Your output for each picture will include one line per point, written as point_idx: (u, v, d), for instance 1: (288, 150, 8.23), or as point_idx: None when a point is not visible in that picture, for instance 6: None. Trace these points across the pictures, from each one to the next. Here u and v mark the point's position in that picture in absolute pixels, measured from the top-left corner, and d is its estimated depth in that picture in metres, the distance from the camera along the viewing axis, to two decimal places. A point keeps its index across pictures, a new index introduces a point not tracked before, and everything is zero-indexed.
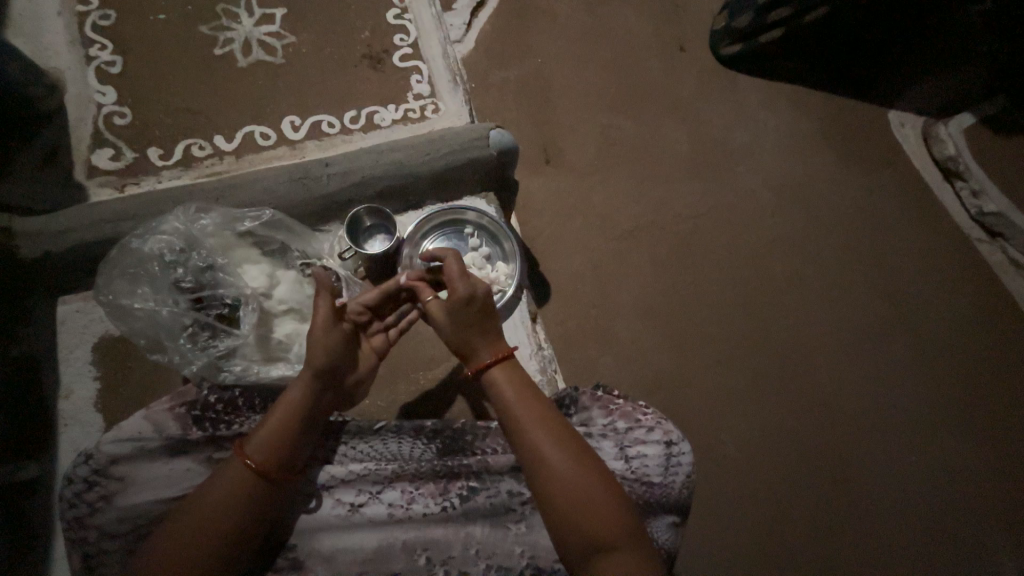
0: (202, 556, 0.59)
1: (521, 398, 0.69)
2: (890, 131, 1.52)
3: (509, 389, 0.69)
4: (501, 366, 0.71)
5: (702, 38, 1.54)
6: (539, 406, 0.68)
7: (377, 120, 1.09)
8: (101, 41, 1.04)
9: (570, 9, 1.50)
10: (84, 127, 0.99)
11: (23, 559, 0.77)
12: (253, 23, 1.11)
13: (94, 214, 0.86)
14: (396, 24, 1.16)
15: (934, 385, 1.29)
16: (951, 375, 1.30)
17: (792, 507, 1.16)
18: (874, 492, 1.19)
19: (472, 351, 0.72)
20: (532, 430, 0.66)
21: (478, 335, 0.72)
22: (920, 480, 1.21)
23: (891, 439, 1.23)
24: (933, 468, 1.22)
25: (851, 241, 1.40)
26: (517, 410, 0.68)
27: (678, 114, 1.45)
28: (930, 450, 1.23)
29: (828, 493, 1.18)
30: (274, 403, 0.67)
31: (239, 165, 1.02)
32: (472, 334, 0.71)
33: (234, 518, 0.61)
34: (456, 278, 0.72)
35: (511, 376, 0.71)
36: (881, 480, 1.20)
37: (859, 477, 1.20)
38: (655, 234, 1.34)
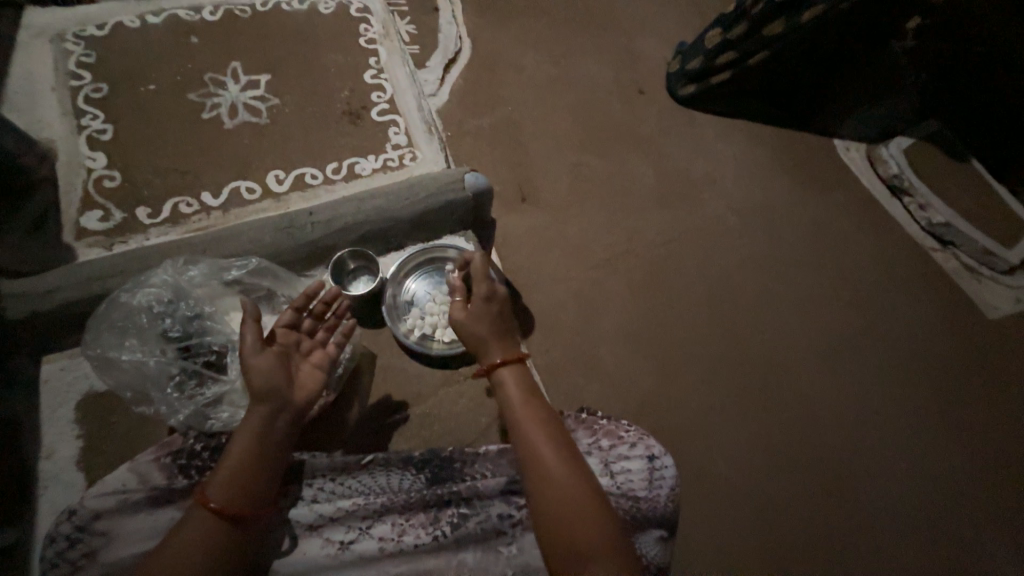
0: None
1: (526, 399, 0.74)
2: (835, 155, 1.66)
3: (516, 389, 0.74)
4: (509, 367, 0.76)
5: (655, 81, 1.68)
6: (542, 409, 0.73)
7: (358, 170, 1.16)
8: (94, 111, 1.11)
9: (534, 62, 1.64)
10: (74, 191, 1.03)
11: None
12: (239, 89, 1.19)
13: (83, 272, 0.89)
14: (373, 83, 1.26)
15: (907, 388, 1.34)
16: (923, 376, 1.36)
17: (787, 521, 1.16)
18: (867, 499, 1.21)
19: (485, 350, 0.77)
20: (534, 432, 0.71)
21: (494, 336, 0.77)
22: (907, 484, 1.23)
23: (876, 444, 1.27)
24: (918, 470, 1.24)
25: (812, 256, 1.49)
26: (521, 408, 0.73)
27: (640, 149, 1.57)
28: (912, 452, 1.26)
29: (820, 504, 1.19)
30: (233, 435, 0.66)
31: (226, 219, 1.06)
32: (489, 334, 0.77)
33: (203, 565, 0.59)
34: (481, 277, 0.80)
35: (519, 379, 0.75)
36: (869, 486, 1.22)
37: (851, 485, 1.22)
38: (629, 261, 1.41)
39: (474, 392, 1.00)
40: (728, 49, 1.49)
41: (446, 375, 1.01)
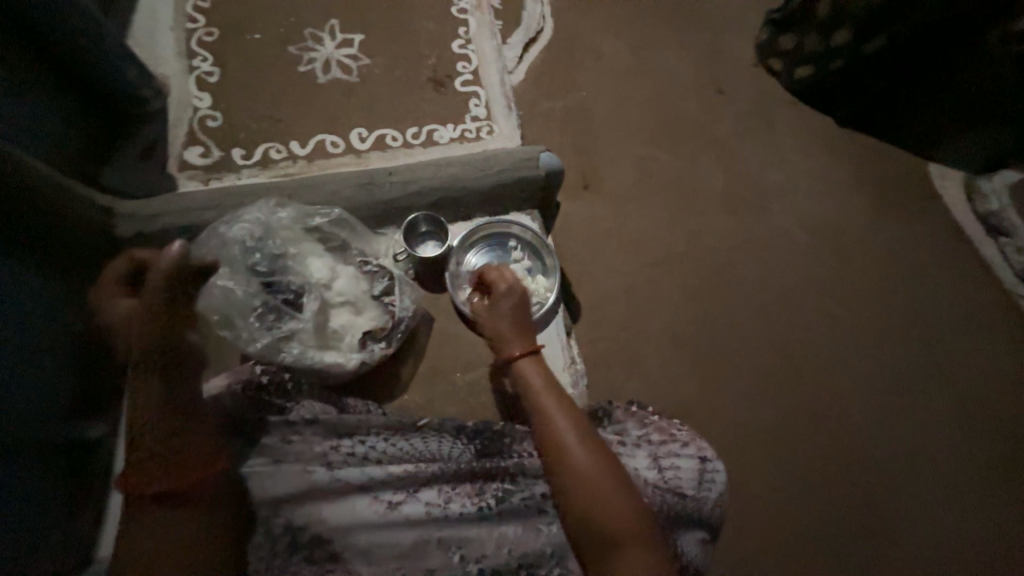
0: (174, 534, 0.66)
1: (545, 385, 0.78)
2: (928, 181, 1.53)
3: (535, 376, 0.80)
4: (527, 358, 0.82)
5: (743, 80, 1.60)
6: (561, 397, 0.77)
7: (436, 137, 1.19)
8: (204, 54, 1.18)
9: (617, 49, 1.59)
10: (181, 126, 1.11)
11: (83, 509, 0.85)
12: (335, 46, 1.24)
13: (184, 202, 0.96)
14: (459, 53, 1.28)
15: (972, 439, 1.25)
16: (992, 430, 1.26)
17: (816, 553, 1.13)
18: (907, 546, 1.15)
19: (505, 345, 0.84)
20: (552, 414, 0.74)
21: (511, 331, 0.85)
22: (955, 538, 1.16)
23: (927, 492, 1.19)
24: (969, 527, 1.17)
25: (888, 286, 1.39)
26: (541, 393, 0.78)
27: (714, 151, 1.51)
28: (966, 509, 1.18)
29: (855, 540, 1.14)
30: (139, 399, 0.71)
31: (310, 168, 1.12)
32: (506, 329, 0.85)
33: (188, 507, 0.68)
34: (496, 278, 0.91)
35: (539, 368, 0.81)
36: (914, 534, 1.16)
37: (892, 530, 1.16)
38: (687, 264, 1.38)
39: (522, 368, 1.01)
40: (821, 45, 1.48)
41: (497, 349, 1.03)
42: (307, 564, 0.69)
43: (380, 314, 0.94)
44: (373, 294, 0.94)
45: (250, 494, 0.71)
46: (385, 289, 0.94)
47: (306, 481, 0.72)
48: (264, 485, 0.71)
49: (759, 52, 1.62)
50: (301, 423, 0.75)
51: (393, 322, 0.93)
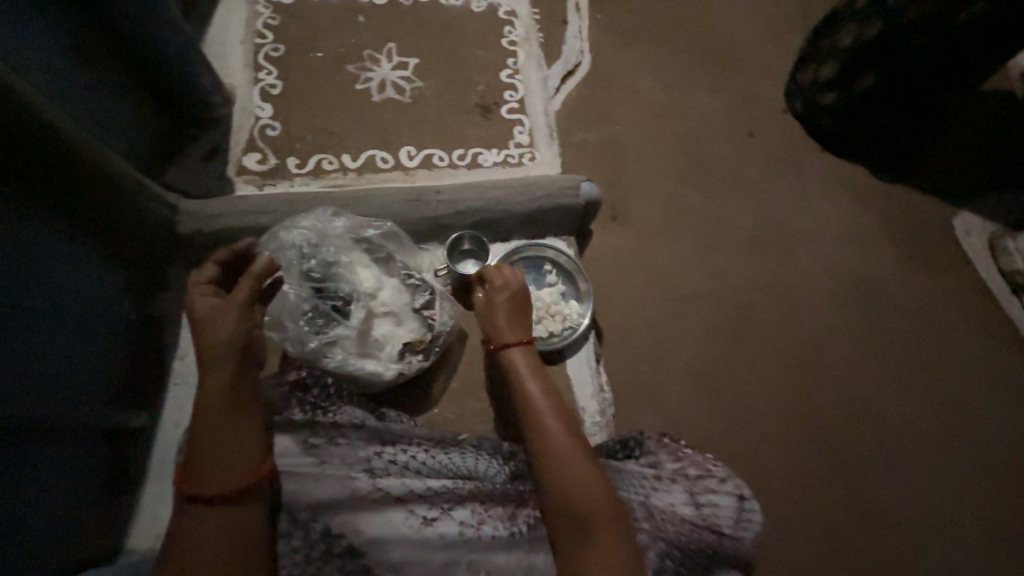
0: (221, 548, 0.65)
1: (533, 376, 0.83)
2: (954, 236, 1.55)
3: (525, 366, 0.84)
4: (520, 347, 0.86)
5: (776, 125, 1.64)
6: (547, 389, 0.82)
7: (481, 160, 1.23)
8: (269, 68, 1.25)
9: (654, 87, 1.65)
10: (242, 132, 1.17)
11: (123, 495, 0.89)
12: (390, 68, 1.30)
13: (243, 205, 1.02)
14: (507, 82, 1.33)
15: (988, 499, 1.25)
16: (1010, 492, 1.26)
17: None
18: None
19: (499, 334, 0.87)
20: (538, 404, 0.79)
21: (507, 321, 0.88)
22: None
23: (940, 549, 1.20)
24: None
25: (911, 338, 1.40)
26: (528, 383, 0.82)
27: (743, 192, 1.54)
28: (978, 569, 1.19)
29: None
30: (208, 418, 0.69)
31: (359, 181, 1.16)
32: (502, 318, 0.88)
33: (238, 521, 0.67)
34: (496, 272, 0.92)
35: (528, 358, 0.85)
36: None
37: None
38: (714, 300, 1.39)
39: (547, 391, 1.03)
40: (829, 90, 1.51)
41: None
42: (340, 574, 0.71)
43: (419, 327, 0.96)
44: (414, 307, 0.96)
45: (296, 496, 0.74)
46: (426, 303, 0.97)
47: (348, 486, 0.75)
48: (309, 486, 0.74)
49: (787, 96, 1.66)
50: (348, 427, 0.79)
51: (432, 337, 0.96)
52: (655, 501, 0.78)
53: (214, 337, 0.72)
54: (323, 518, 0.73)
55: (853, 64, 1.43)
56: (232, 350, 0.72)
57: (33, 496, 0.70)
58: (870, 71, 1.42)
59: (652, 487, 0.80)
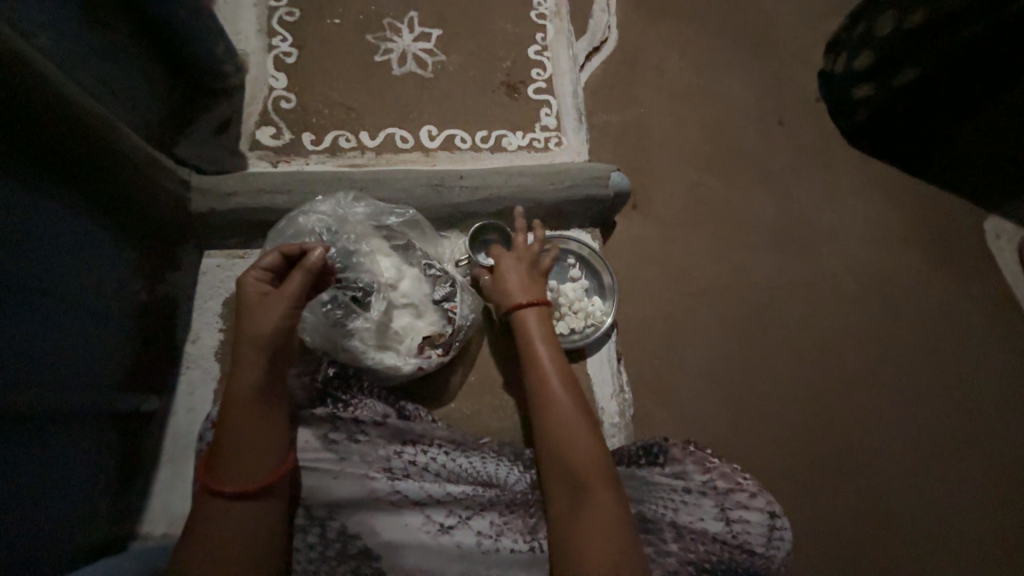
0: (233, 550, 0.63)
1: (544, 337, 0.82)
2: (989, 242, 1.49)
3: (537, 325, 0.83)
4: (533, 307, 0.84)
5: (812, 116, 1.55)
6: (555, 351, 0.81)
7: (505, 143, 1.17)
8: (284, 34, 1.17)
9: (686, 69, 1.55)
10: (256, 104, 1.11)
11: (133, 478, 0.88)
12: (412, 39, 1.22)
13: (257, 184, 0.97)
14: (535, 59, 1.26)
15: (1003, 512, 1.23)
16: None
17: None
18: None
19: (514, 293, 0.86)
20: (545, 366, 0.79)
21: (525, 284, 0.87)
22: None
23: (948, 560, 1.19)
24: None
25: (936, 346, 1.36)
26: (537, 343, 0.81)
27: (771, 187, 1.47)
28: None
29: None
30: (237, 418, 0.65)
31: (377, 162, 1.11)
32: (523, 279, 0.88)
33: (253, 525, 0.64)
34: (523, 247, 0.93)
35: (541, 319, 0.84)
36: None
37: None
38: (735, 299, 1.34)
39: None
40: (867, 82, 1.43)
41: None
42: None
43: (439, 320, 0.93)
44: (434, 299, 0.93)
45: (315, 491, 0.73)
46: (447, 295, 0.93)
47: (367, 487, 0.74)
48: (328, 484, 0.73)
49: (823, 82, 1.57)
50: (368, 423, 0.77)
51: (453, 330, 0.92)
52: (684, 517, 0.78)
53: (259, 330, 0.68)
54: (340, 518, 0.73)
55: (893, 56, 1.35)
56: (266, 347, 0.68)
57: (49, 480, 0.70)
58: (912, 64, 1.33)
59: (680, 500, 0.79)
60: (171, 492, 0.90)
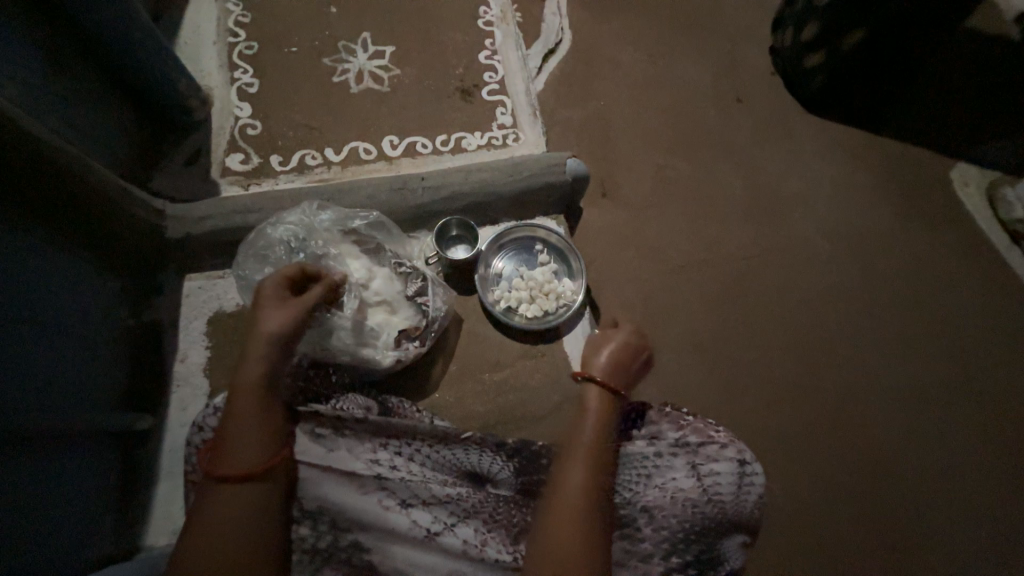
0: (225, 537, 0.65)
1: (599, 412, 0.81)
2: (949, 188, 1.53)
3: (598, 402, 0.82)
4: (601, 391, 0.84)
5: (761, 88, 1.61)
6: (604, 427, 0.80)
7: (464, 144, 1.22)
8: (245, 66, 1.24)
9: (636, 56, 1.60)
10: (223, 133, 1.17)
11: (132, 497, 0.91)
12: (367, 57, 1.28)
13: (229, 205, 1.02)
14: (486, 64, 1.32)
15: (990, 446, 1.26)
16: (1012, 439, 1.27)
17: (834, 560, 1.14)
18: (925, 556, 1.16)
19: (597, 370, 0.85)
20: (584, 436, 0.78)
21: (610, 367, 0.87)
22: (972, 547, 1.17)
23: (943, 498, 1.21)
24: (988, 537, 1.18)
25: (908, 294, 1.40)
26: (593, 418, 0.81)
27: (733, 160, 1.51)
28: (983, 515, 1.20)
29: (873, 548, 1.16)
30: (240, 402, 0.69)
31: (344, 174, 1.16)
32: (609, 367, 0.87)
33: (246, 515, 0.67)
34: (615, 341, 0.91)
35: (600, 399, 0.83)
36: (930, 543, 1.17)
37: (909, 537, 1.17)
38: (707, 270, 1.38)
39: (550, 369, 1.07)
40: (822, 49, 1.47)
41: (524, 349, 1.08)
42: (345, 565, 0.75)
43: (413, 313, 0.99)
44: (407, 294, 0.99)
45: (308, 484, 0.77)
46: (419, 290, 0.99)
47: (355, 481, 0.78)
48: (318, 479, 0.77)
49: (771, 56, 1.64)
50: (350, 420, 0.80)
51: (427, 322, 0.98)
52: (655, 477, 0.80)
53: (266, 329, 0.73)
54: (332, 510, 0.76)
55: (837, 20, 1.42)
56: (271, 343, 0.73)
57: (53, 497, 0.73)
58: (860, 27, 1.41)
59: (653, 466, 0.80)
60: (165, 512, 0.91)
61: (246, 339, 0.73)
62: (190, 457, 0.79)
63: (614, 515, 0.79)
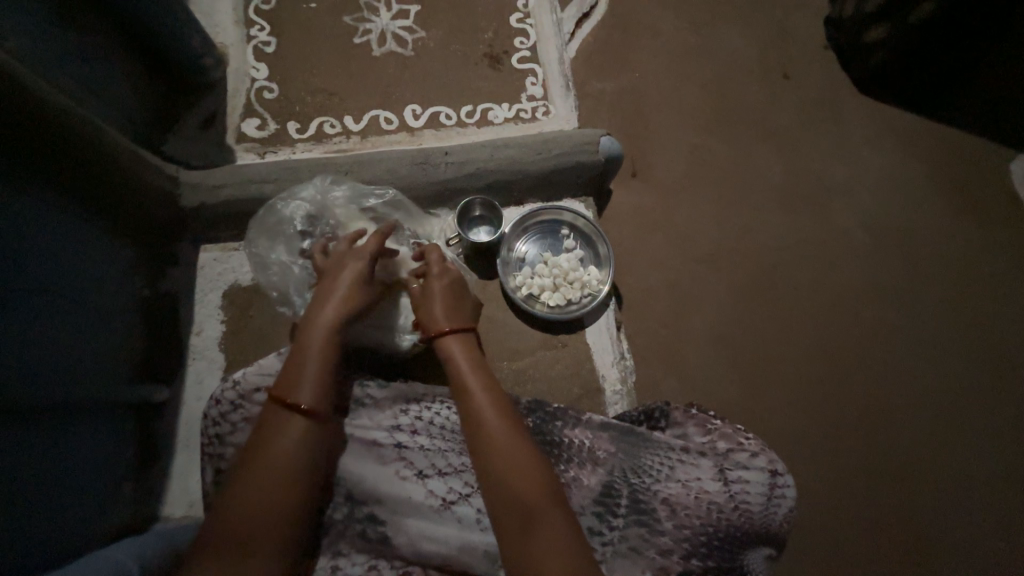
0: (261, 513, 0.61)
1: (472, 368, 0.75)
2: (1014, 183, 1.40)
3: (463, 357, 0.76)
4: (454, 336, 0.78)
5: (815, 63, 1.47)
6: (489, 383, 0.73)
7: (491, 117, 1.15)
8: (262, 23, 1.16)
9: (677, 24, 1.47)
10: (239, 96, 1.11)
11: (152, 466, 0.93)
12: (390, 17, 1.20)
13: (244, 174, 0.98)
14: (517, 27, 1.22)
15: None
16: None
17: (850, 565, 1.12)
18: (947, 567, 1.13)
19: (432, 321, 0.79)
20: (480, 401, 0.71)
21: (439, 310, 0.80)
22: (999, 563, 1.13)
23: (972, 511, 1.16)
24: (1014, 552, 1.14)
25: (956, 296, 1.31)
26: (467, 377, 0.74)
27: (777, 143, 1.40)
28: (1011, 530, 1.16)
29: (894, 559, 1.13)
30: (310, 367, 0.69)
31: (363, 145, 1.10)
32: (437, 309, 0.80)
33: (282, 496, 0.62)
34: (434, 272, 0.84)
35: (463, 349, 0.77)
36: (954, 557, 1.13)
37: (931, 549, 1.14)
38: (739, 261, 1.30)
39: (570, 360, 1.04)
40: (879, 24, 1.36)
41: (545, 339, 1.05)
42: (361, 540, 0.73)
43: None
44: None
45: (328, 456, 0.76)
46: None
47: (372, 451, 0.76)
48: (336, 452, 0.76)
49: (829, 28, 1.49)
50: (372, 385, 0.81)
51: None
52: (680, 475, 0.76)
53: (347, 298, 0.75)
54: (348, 480, 0.75)
55: None
56: (353, 311, 0.75)
57: (71, 468, 0.73)
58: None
59: (677, 460, 0.77)
60: (184, 482, 0.93)
61: (319, 307, 0.74)
62: (207, 431, 0.75)
63: (635, 511, 0.74)
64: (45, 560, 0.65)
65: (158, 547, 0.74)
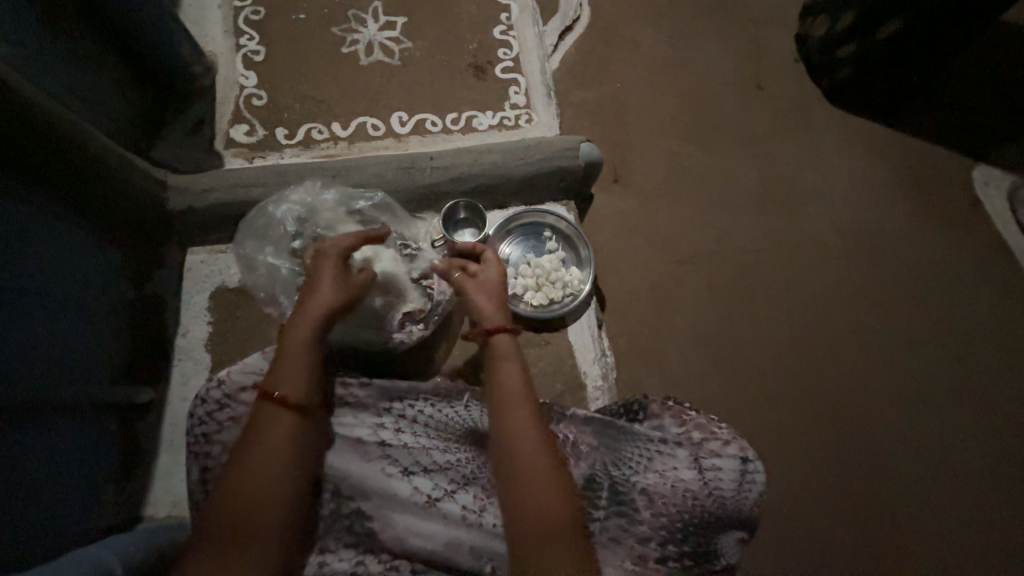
0: (251, 508, 0.64)
1: (515, 371, 0.76)
2: (971, 188, 1.48)
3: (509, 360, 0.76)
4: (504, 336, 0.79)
5: (785, 75, 1.54)
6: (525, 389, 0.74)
7: (475, 124, 1.19)
8: (250, 33, 1.19)
9: (654, 37, 1.53)
10: (228, 104, 1.14)
11: (136, 466, 0.93)
12: (377, 28, 1.23)
13: (230, 178, 1.00)
14: (500, 39, 1.26)
15: (990, 449, 1.26)
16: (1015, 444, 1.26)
17: (828, 553, 1.16)
18: (918, 552, 1.17)
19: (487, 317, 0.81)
20: (515, 404, 0.72)
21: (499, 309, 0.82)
22: (966, 547, 1.18)
23: (941, 497, 1.21)
24: (980, 536, 1.19)
25: (920, 294, 1.37)
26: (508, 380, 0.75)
27: (750, 150, 1.46)
28: (978, 516, 1.21)
29: (866, 547, 1.17)
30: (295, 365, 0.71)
31: (350, 150, 1.13)
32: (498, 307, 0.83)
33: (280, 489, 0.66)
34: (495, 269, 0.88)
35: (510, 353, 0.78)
36: (925, 542, 1.18)
37: (903, 535, 1.18)
38: (716, 262, 1.35)
39: (553, 358, 1.07)
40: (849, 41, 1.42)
41: (528, 337, 1.08)
42: (349, 534, 0.74)
43: (420, 297, 0.97)
44: (413, 277, 0.97)
45: None
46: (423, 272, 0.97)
47: (358, 450, 0.77)
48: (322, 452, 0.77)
49: (798, 43, 1.56)
50: (355, 383, 0.81)
51: (432, 306, 0.98)
52: (657, 466, 0.79)
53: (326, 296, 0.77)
54: (332, 479, 0.75)
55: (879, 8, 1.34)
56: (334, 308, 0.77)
57: (57, 466, 0.74)
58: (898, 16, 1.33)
59: (655, 451, 0.80)
60: (168, 482, 0.94)
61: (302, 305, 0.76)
62: (193, 429, 0.75)
63: (614, 502, 0.76)
64: (30, 557, 0.66)
65: (139, 545, 0.74)
